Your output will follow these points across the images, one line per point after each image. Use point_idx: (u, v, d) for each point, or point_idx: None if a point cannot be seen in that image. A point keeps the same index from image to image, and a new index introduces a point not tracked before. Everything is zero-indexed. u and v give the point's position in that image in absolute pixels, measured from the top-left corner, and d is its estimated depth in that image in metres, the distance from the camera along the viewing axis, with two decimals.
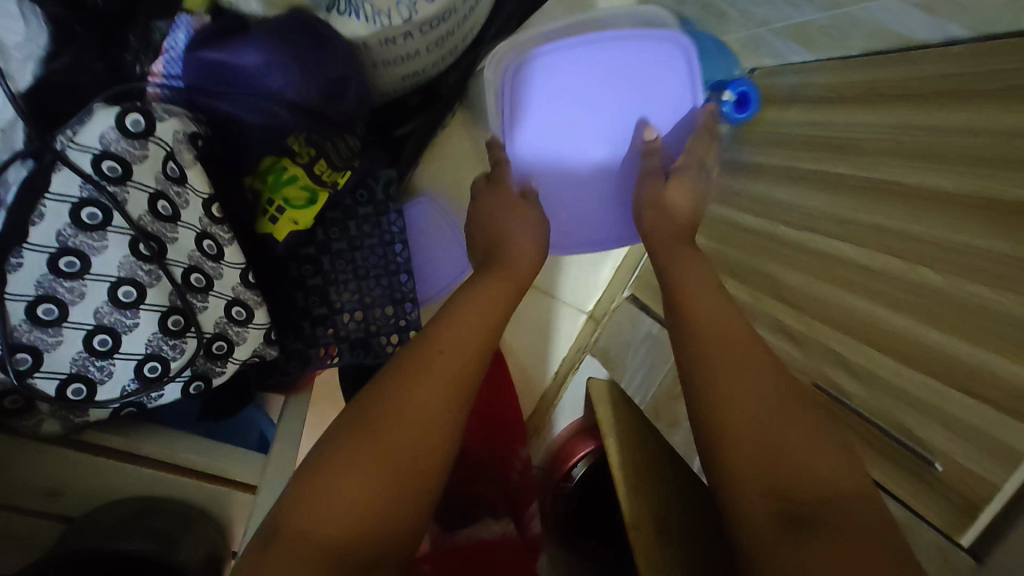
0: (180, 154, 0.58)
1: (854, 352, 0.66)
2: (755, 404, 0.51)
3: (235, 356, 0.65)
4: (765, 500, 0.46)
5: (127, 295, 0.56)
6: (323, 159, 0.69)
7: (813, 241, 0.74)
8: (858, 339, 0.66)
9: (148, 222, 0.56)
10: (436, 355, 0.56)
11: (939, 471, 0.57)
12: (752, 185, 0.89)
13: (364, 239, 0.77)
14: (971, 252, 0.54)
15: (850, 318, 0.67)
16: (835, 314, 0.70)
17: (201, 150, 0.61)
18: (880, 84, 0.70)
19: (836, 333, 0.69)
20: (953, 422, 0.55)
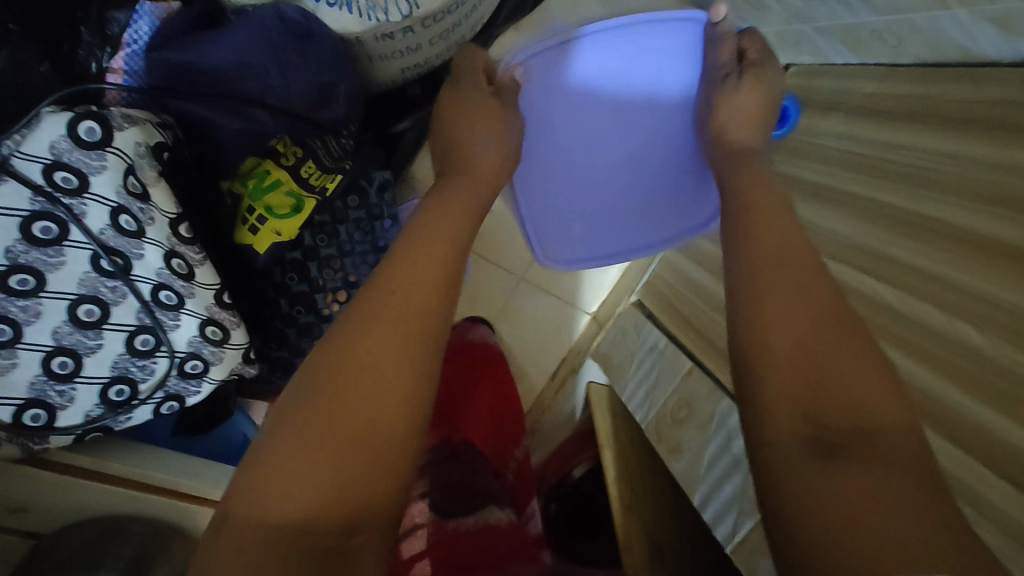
0: (144, 165, 0.51)
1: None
2: (795, 331, 0.43)
3: (211, 376, 0.60)
4: (793, 418, 0.40)
5: (89, 314, 0.51)
6: (311, 161, 0.63)
7: (848, 276, 0.68)
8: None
9: (111, 237, 0.50)
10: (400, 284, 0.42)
11: None
12: None
13: (355, 245, 0.71)
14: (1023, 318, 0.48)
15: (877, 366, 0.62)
16: None
17: (168, 163, 0.54)
18: (935, 102, 0.62)
19: None
20: (982, 501, 0.50)
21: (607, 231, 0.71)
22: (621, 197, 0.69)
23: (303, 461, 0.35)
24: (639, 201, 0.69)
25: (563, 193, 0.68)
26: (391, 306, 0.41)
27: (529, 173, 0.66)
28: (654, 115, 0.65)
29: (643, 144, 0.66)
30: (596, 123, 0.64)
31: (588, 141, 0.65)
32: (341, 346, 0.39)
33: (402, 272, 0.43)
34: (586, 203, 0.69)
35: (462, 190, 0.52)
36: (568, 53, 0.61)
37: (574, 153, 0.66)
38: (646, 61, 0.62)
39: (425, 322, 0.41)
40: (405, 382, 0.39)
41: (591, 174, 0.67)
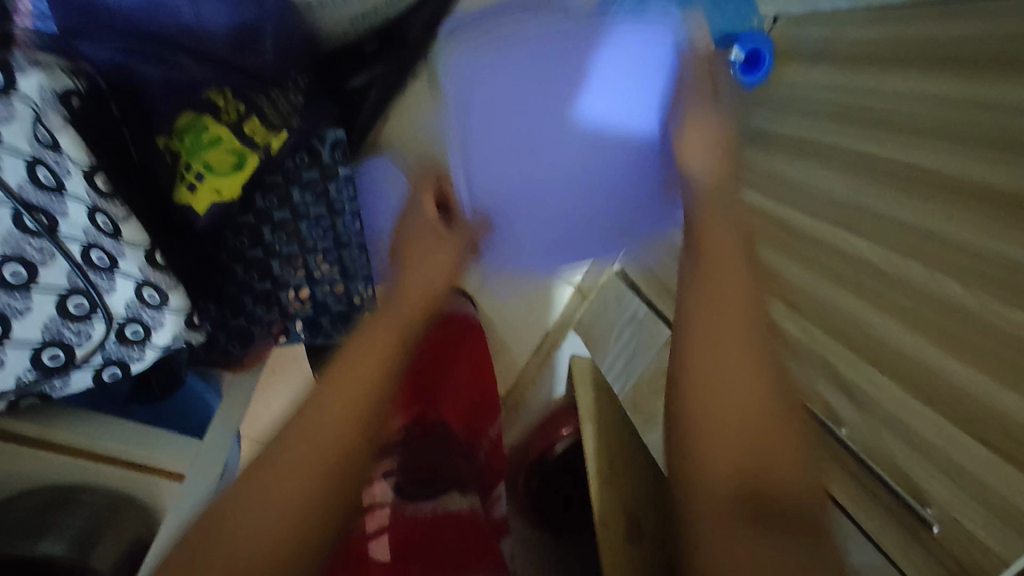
0: (50, 112, 0.48)
1: (845, 363, 0.57)
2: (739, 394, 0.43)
3: (154, 341, 0.58)
4: (726, 474, 0.42)
5: (15, 275, 0.47)
6: (256, 118, 0.61)
7: (819, 232, 0.63)
8: (852, 350, 0.56)
9: (30, 192, 0.47)
10: (330, 393, 0.46)
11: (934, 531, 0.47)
12: (758, 157, 0.77)
13: (310, 209, 0.69)
14: (1007, 266, 0.43)
15: (846, 326, 0.57)
16: (829, 317, 0.59)
17: (83, 113, 0.51)
18: (923, 42, 0.57)
19: (830, 340, 0.59)
20: (953, 468, 0.46)
21: (556, 241, 0.75)
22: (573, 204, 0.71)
23: (213, 559, 0.39)
24: (590, 215, 0.72)
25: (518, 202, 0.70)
26: (320, 414, 0.45)
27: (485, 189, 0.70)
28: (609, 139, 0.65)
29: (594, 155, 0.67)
30: (552, 142, 0.67)
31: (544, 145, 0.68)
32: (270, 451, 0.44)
33: (337, 373, 0.47)
34: (539, 207, 0.71)
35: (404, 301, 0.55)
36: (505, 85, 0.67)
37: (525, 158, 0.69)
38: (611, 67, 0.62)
39: (357, 407, 0.45)
40: (311, 484, 0.42)
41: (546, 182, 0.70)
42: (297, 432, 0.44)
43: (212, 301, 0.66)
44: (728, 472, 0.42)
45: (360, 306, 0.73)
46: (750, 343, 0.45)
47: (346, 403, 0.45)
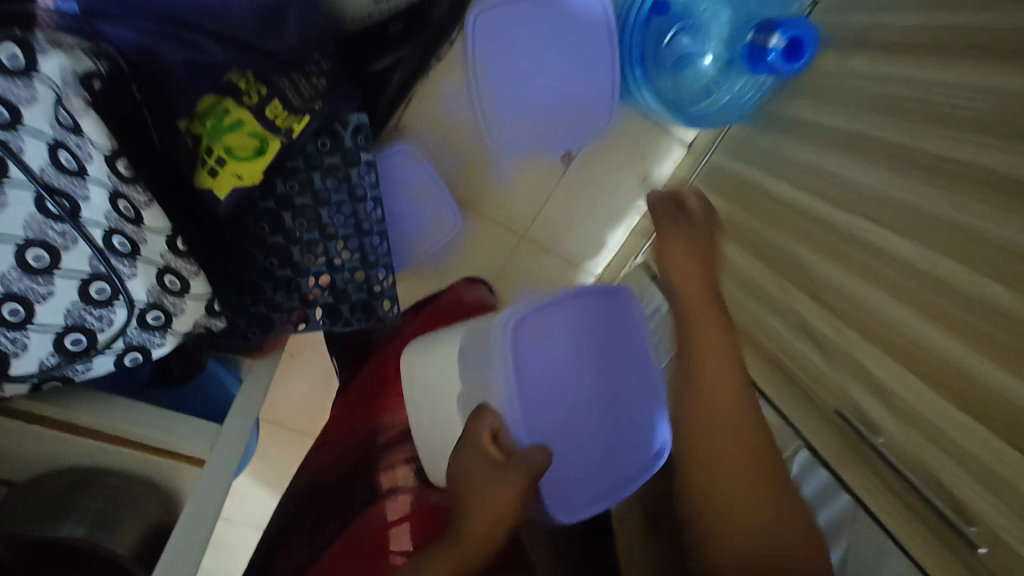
0: (72, 95, 0.46)
1: (880, 368, 0.51)
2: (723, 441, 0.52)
3: (174, 328, 0.57)
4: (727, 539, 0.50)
5: (38, 259, 0.46)
6: (278, 100, 0.61)
7: (860, 231, 0.59)
8: (882, 351, 0.52)
9: (52, 175, 0.46)
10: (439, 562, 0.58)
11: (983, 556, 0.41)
12: (795, 149, 0.74)
13: (331, 194, 0.68)
14: None
15: (879, 328, 0.53)
16: (862, 316, 0.55)
17: (105, 96, 0.50)
18: (972, 24, 0.53)
19: (867, 346, 0.53)
20: (994, 481, 0.41)
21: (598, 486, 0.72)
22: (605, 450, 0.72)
23: None
24: (621, 450, 0.73)
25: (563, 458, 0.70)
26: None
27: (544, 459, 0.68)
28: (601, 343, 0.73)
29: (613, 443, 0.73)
30: (579, 408, 0.71)
31: (572, 415, 0.70)
32: None
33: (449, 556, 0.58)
34: (584, 468, 0.72)
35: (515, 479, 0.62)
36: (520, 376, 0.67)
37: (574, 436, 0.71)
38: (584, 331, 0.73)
39: None
40: None
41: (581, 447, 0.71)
42: None
43: (230, 287, 0.64)
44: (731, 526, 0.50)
45: (381, 292, 0.74)
46: (749, 477, 0.51)
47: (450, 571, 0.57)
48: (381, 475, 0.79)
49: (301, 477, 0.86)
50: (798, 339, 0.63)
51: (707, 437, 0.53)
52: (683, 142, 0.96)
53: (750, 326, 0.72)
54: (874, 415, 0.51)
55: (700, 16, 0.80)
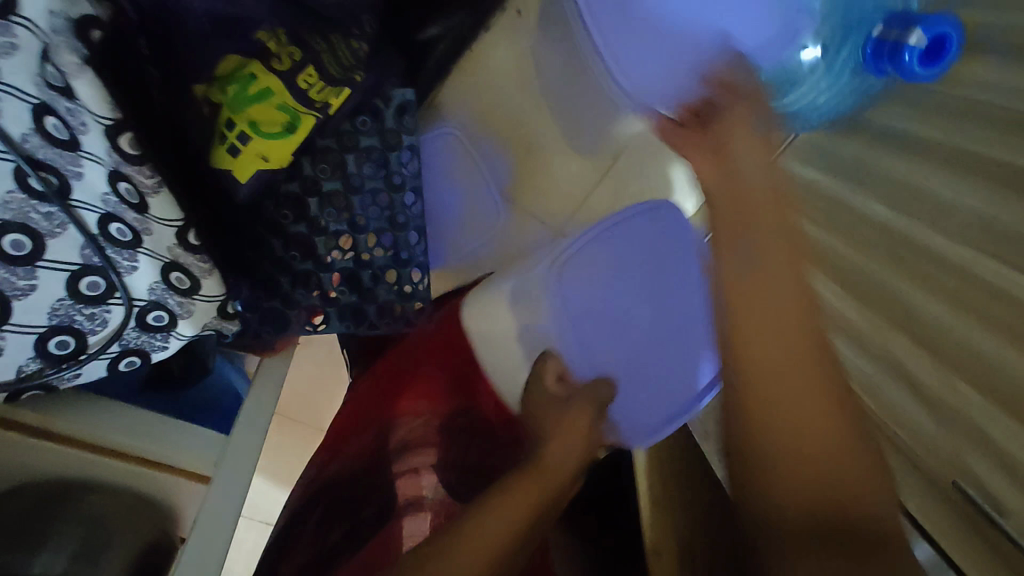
0: (63, 47, 0.37)
1: (997, 429, 0.43)
2: (777, 352, 0.44)
3: (179, 332, 0.48)
4: (797, 504, 0.40)
5: (16, 247, 0.36)
6: (312, 67, 0.51)
7: (958, 256, 0.48)
8: (991, 403, 0.44)
9: (37, 145, 0.36)
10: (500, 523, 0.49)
11: None
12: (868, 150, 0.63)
13: (365, 181, 0.60)
14: None
15: (982, 372, 0.44)
16: (966, 366, 0.46)
17: (104, 49, 0.40)
18: None
19: (978, 402, 0.45)
20: None
21: (655, 407, 0.69)
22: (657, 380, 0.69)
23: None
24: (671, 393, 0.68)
25: (631, 387, 0.71)
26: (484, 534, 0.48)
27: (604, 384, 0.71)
28: (666, 266, 0.70)
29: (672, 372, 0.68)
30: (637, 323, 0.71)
31: (643, 347, 0.70)
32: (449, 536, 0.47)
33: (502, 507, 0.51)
34: (643, 389, 0.70)
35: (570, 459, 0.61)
36: (574, 288, 0.75)
37: (636, 356, 0.71)
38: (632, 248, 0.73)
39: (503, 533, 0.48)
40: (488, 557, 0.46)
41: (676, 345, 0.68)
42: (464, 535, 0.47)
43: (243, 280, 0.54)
44: (807, 518, 0.39)
45: (414, 295, 0.65)
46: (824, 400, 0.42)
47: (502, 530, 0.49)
48: (397, 477, 0.66)
49: (301, 486, 0.72)
50: (889, 383, 0.55)
51: (774, 353, 0.44)
52: None
53: None
54: (988, 481, 0.45)
55: None
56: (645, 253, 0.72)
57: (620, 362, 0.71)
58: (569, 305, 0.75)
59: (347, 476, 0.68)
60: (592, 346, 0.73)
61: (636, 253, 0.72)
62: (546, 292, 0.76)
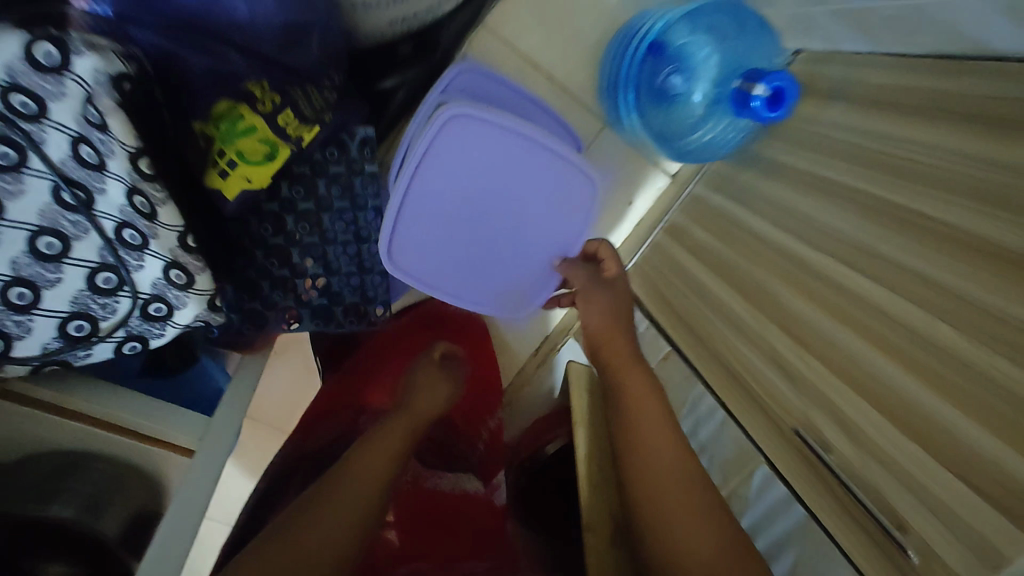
0: (101, 94, 0.49)
1: (845, 401, 0.54)
2: (644, 401, 0.62)
3: (174, 321, 0.60)
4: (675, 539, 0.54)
5: (50, 246, 0.48)
6: (289, 109, 0.62)
7: (824, 266, 0.63)
8: (851, 387, 0.54)
9: (72, 168, 0.48)
10: (323, 502, 0.59)
11: (912, 561, 0.46)
12: (769, 188, 0.78)
13: (334, 202, 0.71)
14: (1011, 325, 0.43)
15: (851, 369, 0.55)
16: (824, 349, 0.58)
17: (130, 91, 0.51)
18: (938, 92, 0.58)
19: (829, 375, 0.57)
20: (936, 504, 0.45)
21: (497, 272, 0.81)
22: (486, 249, 0.78)
23: None
24: (524, 273, 0.82)
25: (489, 280, 0.82)
26: (312, 519, 0.58)
27: (463, 289, 0.82)
28: (448, 164, 0.71)
29: (505, 275, 0.82)
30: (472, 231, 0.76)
31: (473, 256, 0.79)
32: (287, 522, 0.58)
33: (323, 505, 0.59)
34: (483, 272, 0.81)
35: (397, 431, 0.70)
36: (417, 210, 0.73)
37: (474, 259, 0.79)
38: (449, 151, 0.70)
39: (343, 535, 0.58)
40: (327, 533, 0.57)
41: (550, 213, 0.78)
42: (300, 529, 0.57)
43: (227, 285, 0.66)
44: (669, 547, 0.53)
45: (376, 299, 0.79)
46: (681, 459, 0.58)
47: (339, 519, 0.59)
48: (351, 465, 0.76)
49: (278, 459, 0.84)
50: (759, 360, 0.66)
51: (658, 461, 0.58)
52: (667, 172, 1.00)
53: (716, 346, 0.74)
54: (837, 446, 0.54)
55: (692, 58, 0.88)
56: (458, 167, 0.72)
57: (467, 277, 0.81)
58: (409, 230, 0.74)
59: (326, 453, 0.80)
60: (448, 269, 0.79)
61: (452, 160, 0.71)
62: (395, 223, 0.73)
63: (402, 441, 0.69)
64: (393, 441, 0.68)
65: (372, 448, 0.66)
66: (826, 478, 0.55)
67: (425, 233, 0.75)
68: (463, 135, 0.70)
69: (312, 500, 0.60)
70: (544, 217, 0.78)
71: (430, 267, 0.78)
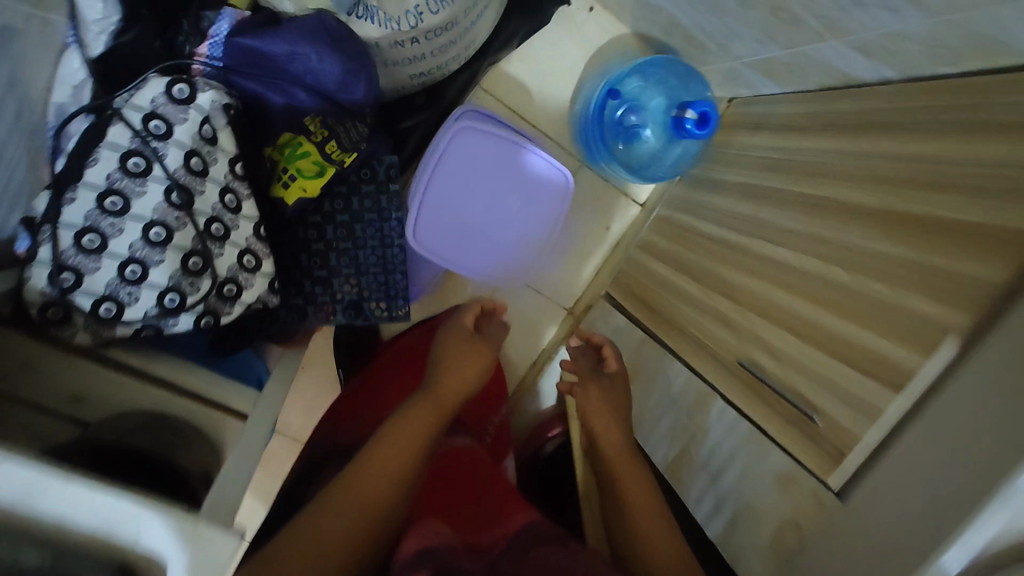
0: (218, 116, 0.69)
1: (775, 336, 0.69)
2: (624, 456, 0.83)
3: (242, 299, 0.75)
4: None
5: (157, 235, 0.66)
6: (335, 141, 0.79)
7: (757, 246, 0.80)
8: (779, 324, 0.70)
9: (182, 175, 0.67)
10: (344, 494, 0.69)
11: (818, 426, 0.59)
12: (714, 200, 0.97)
13: (365, 214, 0.88)
14: (884, 258, 0.60)
15: (778, 313, 0.71)
16: (760, 304, 0.74)
17: (235, 118, 0.72)
18: (829, 114, 0.78)
19: (764, 321, 0.72)
20: (835, 387, 0.59)
21: (494, 252, 1.04)
22: (485, 231, 1.01)
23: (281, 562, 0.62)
24: (515, 251, 1.05)
25: (489, 259, 1.04)
26: (334, 509, 0.68)
27: (470, 267, 1.03)
28: (452, 166, 0.96)
29: (501, 254, 1.04)
30: (473, 216, 1.00)
31: (475, 238, 1.01)
32: (315, 510, 0.68)
33: (343, 497, 0.69)
34: (484, 252, 1.03)
35: (415, 424, 0.78)
36: (432, 202, 0.97)
37: (476, 241, 1.02)
38: (453, 156, 0.96)
39: (358, 523, 0.68)
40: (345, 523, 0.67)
41: (530, 200, 1.02)
42: (323, 517, 0.67)
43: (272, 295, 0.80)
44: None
45: (398, 295, 0.93)
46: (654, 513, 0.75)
47: (356, 510, 0.68)
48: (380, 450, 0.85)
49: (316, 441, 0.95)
50: (713, 324, 0.82)
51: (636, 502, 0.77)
52: (636, 201, 1.21)
53: (681, 324, 0.89)
54: (768, 369, 0.68)
55: (642, 99, 1.09)
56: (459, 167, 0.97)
57: (472, 257, 1.03)
58: (426, 217, 0.97)
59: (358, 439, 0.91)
60: (457, 250, 1.01)
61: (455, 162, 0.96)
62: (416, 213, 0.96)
63: (420, 435, 0.77)
64: (411, 435, 0.77)
65: (390, 442, 0.75)
66: (762, 394, 0.68)
67: (438, 220, 0.98)
68: (466, 138, 0.95)
69: (336, 492, 0.70)
70: (528, 202, 1.02)
71: (443, 249, 1.00)
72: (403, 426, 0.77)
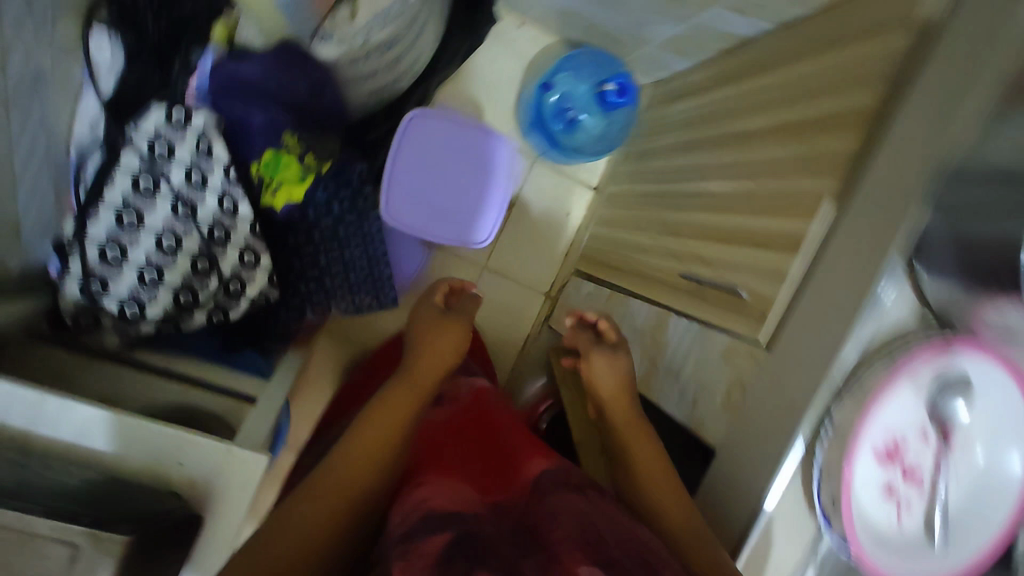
0: (212, 133, 0.80)
1: (712, 249, 0.79)
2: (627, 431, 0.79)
3: (246, 294, 0.85)
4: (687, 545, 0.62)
5: (167, 243, 0.79)
6: (311, 152, 0.92)
7: (692, 187, 0.91)
8: (716, 240, 0.80)
9: (184, 188, 0.79)
10: (328, 475, 0.69)
11: (745, 298, 0.68)
12: (654, 165, 1.09)
13: (346, 216, 0.96)
14: (785, 160, 0.70)
15: (714, 231, 0.81)
16: (699, 230, 0.84)
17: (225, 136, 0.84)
18: (733, 71, 0.91)
19: (703, 242, 0.82)
20: (756, 268, 0.68)
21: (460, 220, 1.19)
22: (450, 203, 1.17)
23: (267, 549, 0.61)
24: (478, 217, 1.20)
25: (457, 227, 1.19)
26: (319, 491, 0.67)
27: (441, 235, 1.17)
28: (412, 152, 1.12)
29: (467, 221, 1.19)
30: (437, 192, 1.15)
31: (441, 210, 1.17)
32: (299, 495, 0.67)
33: (328, 480, 0.69)
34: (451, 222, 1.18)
35: (398, 405, 0.78)
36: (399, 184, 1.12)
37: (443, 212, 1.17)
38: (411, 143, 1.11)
39: (342, 504, 0.67)
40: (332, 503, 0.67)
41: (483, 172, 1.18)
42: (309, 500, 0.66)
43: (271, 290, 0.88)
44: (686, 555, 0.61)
45: (384, 283, 1.05)
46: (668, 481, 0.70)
47: (341, 489, 0.68)
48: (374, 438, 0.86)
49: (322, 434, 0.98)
50: (666, 260, 0.91)
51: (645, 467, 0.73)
52: (588, 186, 1.35)
53: (642, 271, 0.99)
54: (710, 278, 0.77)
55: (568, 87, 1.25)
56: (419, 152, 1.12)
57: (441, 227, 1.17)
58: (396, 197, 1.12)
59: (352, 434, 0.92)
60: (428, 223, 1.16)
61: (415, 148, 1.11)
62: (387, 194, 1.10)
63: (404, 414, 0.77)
64: (394, 414, 0.77)
65: (370, 422, 0.75)
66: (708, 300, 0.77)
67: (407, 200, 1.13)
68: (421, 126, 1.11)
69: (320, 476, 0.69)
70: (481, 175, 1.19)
71: (415, 223, 1.14)
72: (385, 406, 0.78)
